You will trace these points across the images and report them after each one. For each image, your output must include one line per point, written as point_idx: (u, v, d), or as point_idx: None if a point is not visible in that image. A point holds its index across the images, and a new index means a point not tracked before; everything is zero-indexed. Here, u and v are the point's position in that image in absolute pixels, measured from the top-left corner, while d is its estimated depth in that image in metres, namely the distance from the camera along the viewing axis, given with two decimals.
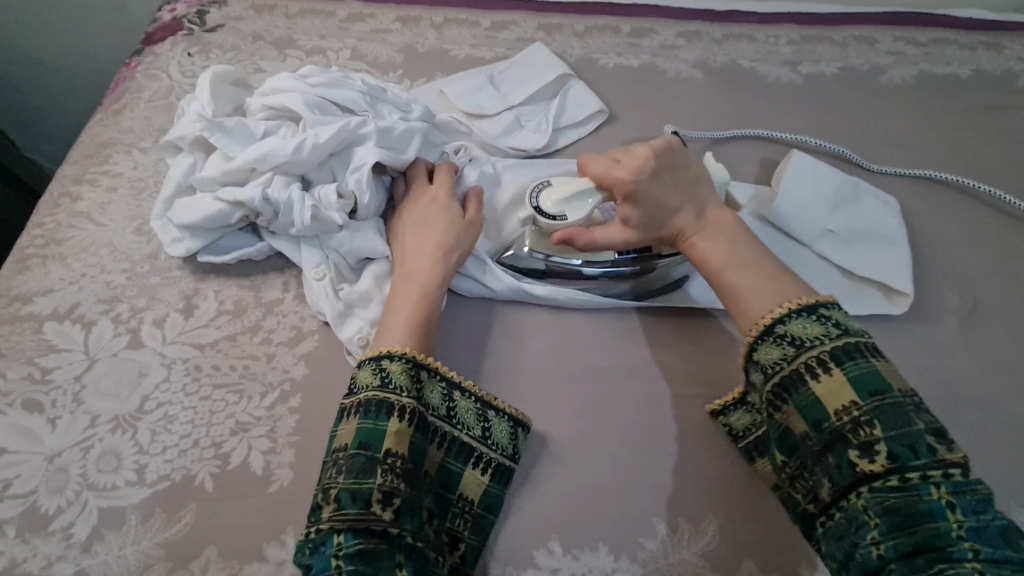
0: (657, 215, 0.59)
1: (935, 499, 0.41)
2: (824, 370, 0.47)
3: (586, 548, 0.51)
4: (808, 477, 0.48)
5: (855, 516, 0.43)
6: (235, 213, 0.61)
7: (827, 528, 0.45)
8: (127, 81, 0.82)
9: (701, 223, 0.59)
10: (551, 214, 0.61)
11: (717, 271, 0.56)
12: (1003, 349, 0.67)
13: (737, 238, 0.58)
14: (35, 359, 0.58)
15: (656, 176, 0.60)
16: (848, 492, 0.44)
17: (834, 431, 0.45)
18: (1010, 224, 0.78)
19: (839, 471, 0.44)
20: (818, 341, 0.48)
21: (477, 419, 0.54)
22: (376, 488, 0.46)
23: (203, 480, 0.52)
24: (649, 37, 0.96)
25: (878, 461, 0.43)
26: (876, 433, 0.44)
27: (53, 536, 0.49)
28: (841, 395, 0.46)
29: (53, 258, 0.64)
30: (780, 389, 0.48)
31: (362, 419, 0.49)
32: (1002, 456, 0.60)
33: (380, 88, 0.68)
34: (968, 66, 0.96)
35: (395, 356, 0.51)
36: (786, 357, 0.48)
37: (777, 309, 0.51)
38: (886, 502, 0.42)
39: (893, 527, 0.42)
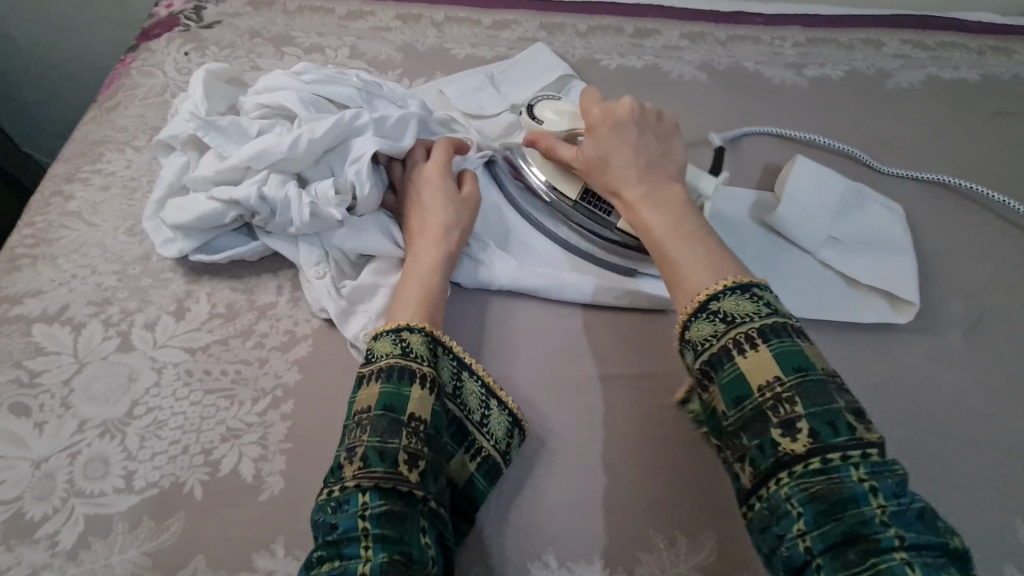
0: (608, 166, 0.60)
1: (857, 482, 0.39)
2: (750, 348, 0.45)
3: (581, 561, 0.50)
4: (730, 463, 0.45)
5: (777, 506, 0.41)
6: (230, 212, 0.60)
7: (750, 520, 0.43)
8: (121, 78, 0.81)
9: (651, 191, 0.58)
10: (535, 117, 0.68)
11: (657, 237, 0.55)
12: (1008, 360, 0.65)
13: (682, 211, 0.56)
14: (23, 362, 0.57)
15: (623, 126, 0.61)
16: (770, 477, 0.42)
17: (756, 409, 0.43)
18: (1016, 233, 0.76)
19: (762, 452, 0.42)
20: (748, 318, 0.46)
21: (480, 403, 0.52)
22: (402, 449, 0.45)
23: (191, 488, 0.51)
24: (653, 38, 0.94)
25: (800, 439, 0.41)
26: (797, 411, 0.42)
27: (37, 544, 0.48)
28: (765, 372, 0.44)
29: (43, 258, 0.63)
30: (709, 367, 0.47)
31: (385, 383, 0.47)
32: (1006, 470, 0.59)
33: (376, 84, 0.67)
34: (976, 70, 0.94)
35: (414, 328, 0.51)
36: (717, 334, 0.47)
37: (713, 285, 0.49)
38: (810, 488, 0.40)
39: (819, 514, 0.39)
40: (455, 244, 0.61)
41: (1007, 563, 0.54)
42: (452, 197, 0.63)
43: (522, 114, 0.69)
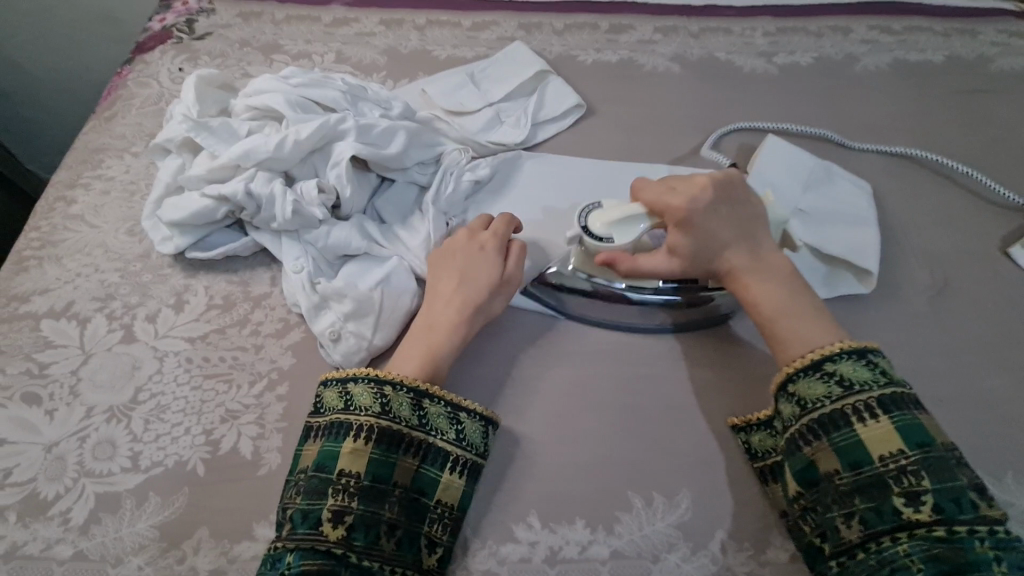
0: (711, 252, 0.58)
1: (981, 551, 0.43)
2: (871, 418, 0.48)
3: (563, 521, 0.53)
4: (832, 518, 0.48)
5: (893, 558, 0.44)
6: (221, 208, 0.63)
7: (849, 568, 0.47)
8: (118, 89, 0.85)
9: (757, 266, 0.57)
10: (598, 236, 0.60)
11: (767, 319, 0.55)
12: (973, 324, 0.68)
13: (792, 286, 0.56)
14: (33, 355, 0.60)
15: (712, 210, 0.58)
16: (887, 535, 0.45)
17: (876, 476, 0.47)
18: (981, 204, 0.79)
19: (878, 515, 0.46)
20: (867, 386, 0.49)
21: (452, 422, 0.53)
22: (326, 508, 0.48)
23: (194, 465, 0.54)
24: (627, 33, 0.98)
25: (924, 510, 0.45)
26: (922, 484, 0.46)
27: (51, 520, 0.52)
28: (888, 442, 0.47)
29: (49, 259, 0.66)
30: (820, 427, 0.50)
31: (325, 442, 0.51)
32: (970, 426, 0.61)
33: (360, 86, 0.70)
34: (942, 52, 0.98)
35: (358, 379, 0.53)
36: (831, 396, 0.50)
37: (830, 346, 0.52)
38: (930, 548, 0.44)
39: (938, 572, 0.42)
40: (473, 325, 0.59)
41: None
42: (467, 277, 0.60)
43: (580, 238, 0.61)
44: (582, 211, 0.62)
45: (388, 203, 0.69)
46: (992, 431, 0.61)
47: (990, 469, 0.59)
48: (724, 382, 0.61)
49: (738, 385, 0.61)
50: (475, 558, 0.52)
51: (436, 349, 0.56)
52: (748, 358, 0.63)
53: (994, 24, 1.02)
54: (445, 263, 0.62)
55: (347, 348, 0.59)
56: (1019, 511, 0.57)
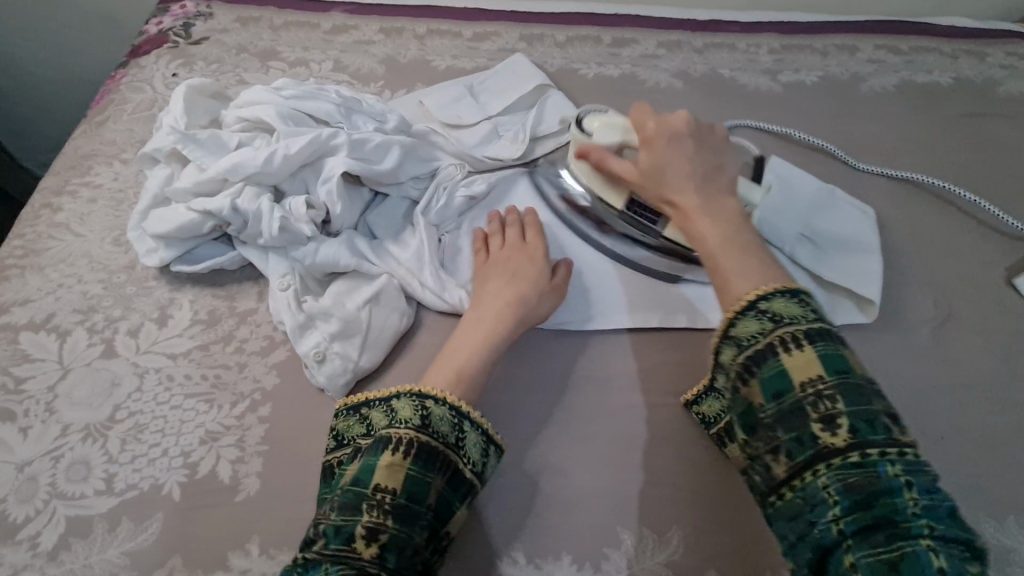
0: (665, 177, 0.55)
1: (893, 477, 0.38)
2: (795, 346, 0.43)
3: (549, 558, 0.52)
4: (758, 456, 0.43)
5: (813, 495, 0.39)
6: (207, 222, 0.61)
7: (777, 509, 0.41)
8: (111, 94, 0.83)
9: (711, 199, 0.53)
10: (586, 130, 0.65)
11: (707, 247, 0.51)
12: (977, 357, 0.67)
13: (739, 223, 0.51)
14: (9, 369, 0.58)
15: (680, 140, 0.57)
16: (806, 469, 0.40)
17: (796, 405, 0.41)
18: (986, 232, 0.78)
19: (799, 443, 0.41)
20: (795, 320, 0.44)
21: (482, 453, 0.50)
22: (360, 524, 0.43)
23: (170, 489, 0.53)
24: (629, 47, 0.96)
25: (840, 435, 0.40)
26: (837, 408, 0.40)
27: (20, 545, 0.50)
28: (808, 369, 0.42)
29: (31, 268, 0.65)
30: (749, 362, 0.44)
31: (363, 456, 0.47)
32: (972, 465, 0.60)
33: (355, 99, 0.69)
34: (949, 74, 0.96)
35: (402, 394, 0.51)
36: (764, 330, 0.44)
37: (764, 285, 0.46)
38: (848, 480, 0.39)
39: (854, 505, 0.38)
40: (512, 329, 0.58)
41: None
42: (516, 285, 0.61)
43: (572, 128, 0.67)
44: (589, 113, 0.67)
45: (380, 219, 0.67)
46: (994, 471, 0.59)
47: (992, 511, 0.57)
48: None
49: None
50: None
51: (478, 348, 0.56)
52: None
53: (1003, 47, 1.00)
54: (497, 266, 0.63)
55: (332, 371, 0.58)
56: (1021, 555, 0.55)
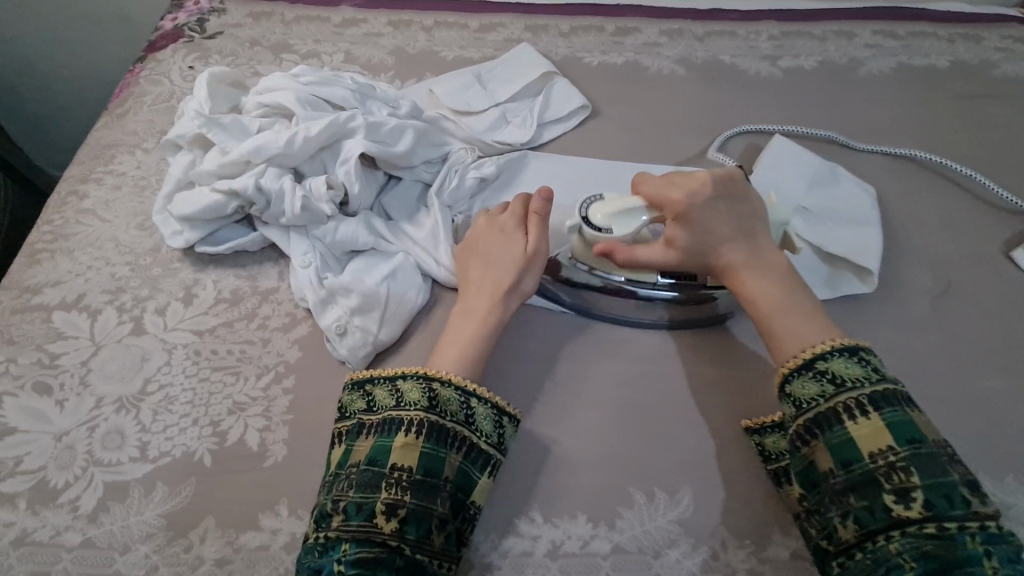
0: (705, 245, 0.59)
1: (973, 547, 0.42)
2: (863, 414, 0.48)
3: (565, 516, 0.54)
4: (827, 516, 0.48)
5: (888, 560, 0.44)
6: (231, 203, 0.64)
7: (848, 568, 0.46)
8: (130, 87, 0.86)
9: (752, 259, 0.59)
10: (597, 227, 0.62)
11: (763, 315, 0.56)
12: (976, 327, 0.69)
13: (783, 281, 0.57)
14: (44, 346, 0.61)
15: (710, 205, 0.60)
16: (882, 535, 0.45)
17: (867, 473, 0.46)
18: (983, 207, 0.80)
19: (871, 514, 0.45)
20: (858, 383, 0.49)
21: (495, 425, 0.53)
22: (379, 501, 0.47)
23: (201, 456, 0.55)
24: (632, 36, 0.98)
25: (915, 507, 0.44)
26: (912, 479, 0.45)
27: (60, 508, 0.52)
28: (879, 439, 0.47)
29: (61, 252, 0.67)
30: (813, 426, 0.49)
31: (377, 437, 0.50)
32: (972, 427, 0.62)
33: (369, 85, 0.71)
34: (946, 57, 0.98)
35: (407, 376, 0.53)
36: (825, 394, 0.49)
37: (823, 343, 0.52)
38: (925, 547, 0.43)
39: (933, 573, 0.42)
40: (506, 308, 0.59)
41: None
42: (494, 263, 0.61)
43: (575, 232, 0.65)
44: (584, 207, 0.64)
45: (395, 200, 0.70)
46: (994, 433, 0.61)
47: (991, 471, 0.59)
48: (726, 380, 0.62)
49: (739, 383, 0.61)
50: (477, 552, 0.53)
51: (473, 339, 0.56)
52: (750, 357, 0.63)
53: (999, 30, 1.02)
54: (472, 249, 0.63)
55: (353, 343, 0.60)
56: (1018, 511, 0.57)
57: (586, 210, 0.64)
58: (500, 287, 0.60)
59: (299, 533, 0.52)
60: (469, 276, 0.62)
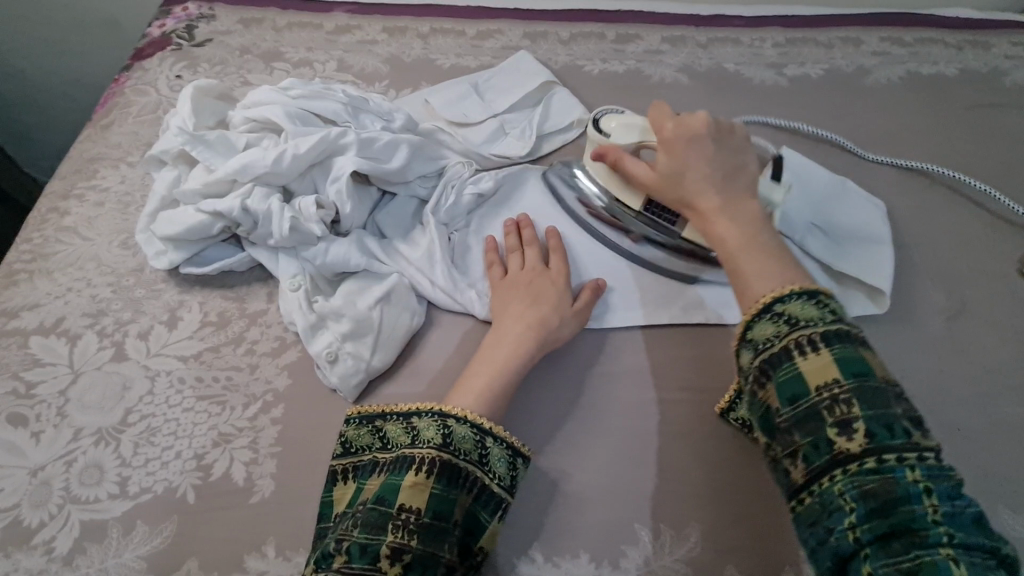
0: (684, 180, 0.55)
1: (912, 483, 0.37)
2: (811, 349, 0.42)
3: (567, 556, 0.51)
4: (776, 459, 0.42)
5: (829, 500, 0.39)
6: (217, 223, 0.61)
7: (795, 514, 0.41)
8: (115, 97, 0.83)
9: (727, 201, 0.53)
10: (603, 130, 0.65)
11: (729, 251, 0.50)
12: (991, 349, 0.66)
13: (759, 227, 0.51)
14: (20, 373, 0.58)
15: (700, 142, 0.56)
16: (822, 474, 0.39)
17: (811, 409, 0.41)
18: (996, 223, 0.77)
19: (816, 450, 0.40)
20: (812, 322, 0.43)
21: (509, 467, 0.50)
22: (384, 544, 0.44)
23: (184, 492, 0.52)
24: (634, 43, 0.96)
25: (856, 440, 0.39)
26: (853, 412, 0.40)
27: (34, 550, 0.50)
28: (824, 372, 0.41)
29: (40, 272, 0.64)
30: (765, 366, 0.43)
31: (388, 475, 0.48)
32: (990, 457, 0.59)
33: (362, 98, 0.68)
34: (955, 65, 0.96)
35: (423, 412, 0.50)
36: (779, 333, 0.43)
37: (780, 287, 0.45)
38: (864, 485, 0.38)
39: (870, 512, 0.37)
40: (540, 349, 0.57)
41: None
42: (538, 303, 0.59)
43: (588, 128, 0.67)
44: (602, 113, 0.67)
45: (388, 218, 0.67)
46: (1013, 463, 0.59)
47: (1010, 503, 0.57)
48: None
49: None
50: None
51: (500, 372, 0.54)
52: None
53: (1009, 37, 1.00)
54: (518, 285, 0.61)
55: (344, 371, 0.57)
56: None
57: (602, 115, 0.67)
58: (540, 329, 0.57)
59: None
60: (508, 309, 0.59)
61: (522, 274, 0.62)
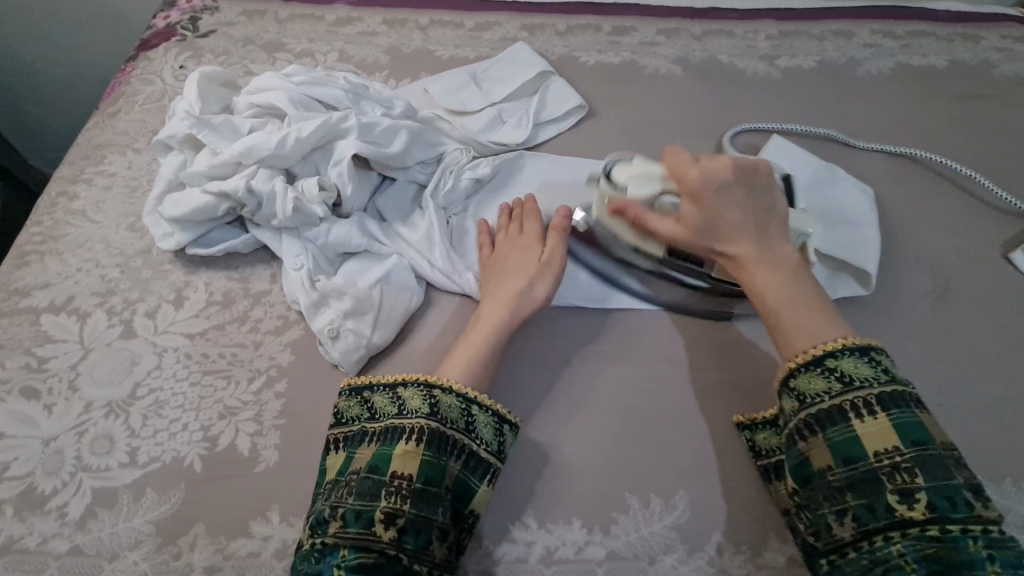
0: (719, 231, 0.57)
1: (974, 550, 0.41)
2: (870, 414, 0.47)
3: (559, 523, 0.53)
4: (825, 510, 0.47)
5: (884, 558, 0.43)
6: (222, 205, 0.63)
7: (841, 566, 0.45)
8: (122, 86, 0.85)
9: (762, 252, 0.56)
10: (615, 184, 0.63)
11: (774, 307, 0.54)
12: (974, 329, 0.68)
13: (795, 278, 0.55)
14: (33, 349, 0.60)
15: (727, 189, 0.57)
16: (880, 533, 0.44)
17: (870, 472, 0.45)
18: (982, 209, 0.79)
19: (872, 511, 0.44)
20: (867, 383, 0.48)
21: (495, 433, 0.52)
22: (377, 510, 0.46)
23: (192, 461, 0.54)
24: (629, 35, 0.98)
25: (917, 508, 0.43)
26: (916, 481, 0.44)
27: (48, 515, 0.52)
28: (884, 439, 0.46)
29: (50, 253, 0.66)
30: (816, 423, 0.48)
31: (378, 445, 0.50)
32: (971, 432, 0.61)
33: (363, 85, 0.70)
34: (945, 57, 0.98)
35: (409, 383, 0.53)
36: (831, 391, 0.48)
37: (833, 340, 0.50)
38: (924, 548, 0.42)
39: (930, 572, 0.41)
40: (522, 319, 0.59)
41: None
42: (515, 276, 0.61)
43: (600, 183, 0.64)
44: (611, 164, 0.65)
45: (388, 202, 0.69)
46: (993, 438, 0.61)
47: (989, 475, 0.59)
48: (722, 383, 0.61)
49: (736, 386, 0.61)
50: (470, 559, 0.52)
51: (484, 343, 0.56)
52: (747, 360, 0.63)
53: (998, 30, 1.02)
54: (497, 263, 0.63)
55: (345, 346, 0.59)
56: (1016, 516, 0.57)
57: (612, 167, 0.65)
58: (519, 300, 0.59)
59: (291, 540, 0.51)
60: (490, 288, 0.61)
61: (499, 252, 0.64)
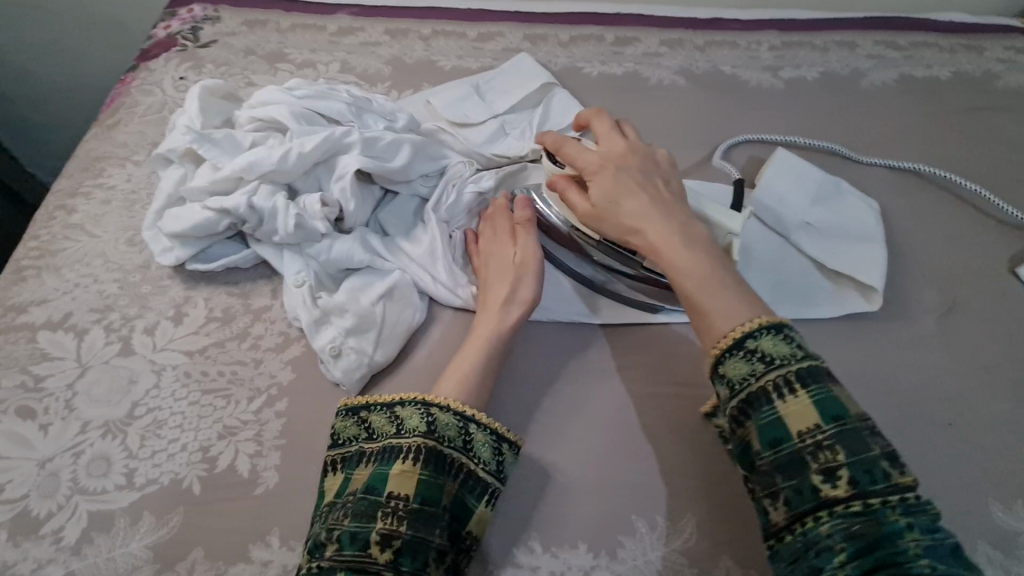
0: (620, 208, 0.57)
1: (895, 521, 0.39)
2: (789, 392, 0.45)
3: (565, 546, 0.52)
4: (761, 497, 0.45)
5: (816, 540, 0.40)
6: (223, 220, 0.62)
7: (779, 552, 0.43)
8: (121, 97, 0.84)
9: (672, 230, 0.55)
10: (557, 162, 0.65)
11: (689, 284, 0.52)
12: (982, 346, 0.67)
13: (708, 254, 0.54)
14: (28, 367, 0.59)
15: (626, 170, 0.59)
16: (810, 514, 0.41)
17: (796, 453, 0.43)
18: (987, 223, 0.79)
19: (799, 494, 0.42)
20: (786, 360, 0.46)
21: (493, 453, 0.51)
22: (374, 531, 0.45)
23: (190, 483, 0.53)
24: (632, 45, 0.97)
25: (841, 486, 0.41)
26: (837, 458, 0.42)
27: (43, 539, 0.50)
28: (805, 417, 0.44)
29: (47, 269, 0.66)
30: (745, 407, 0.46)
31: (376, 465, 0.49)
32: (981, 451, 0.60)
33: (366, 98, 0.70)
34: (948, 68, 0.97)
35: (407, 402, 0.52)
36: (753, 374, 0.46)
37: (748, 322, 0.48)
38: (850, 526, 0.40)
39: (860, 551, 0.39)
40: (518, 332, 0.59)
41: (981, 542, 0.55)
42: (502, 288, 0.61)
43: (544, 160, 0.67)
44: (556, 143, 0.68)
45: (391, 216, 0.68)
46: (1002, 457, 0.60)
47: (1000, 496, 0.58)
48: None
49: None
50: None
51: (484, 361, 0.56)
52: None
53: (1001, 41, 1.01)
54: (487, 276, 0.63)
55: (348, 365, 0.58)
56: None
57: (557, 146, 0.67)
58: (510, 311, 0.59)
59: (291, 565, 0.50)
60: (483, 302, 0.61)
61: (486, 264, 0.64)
